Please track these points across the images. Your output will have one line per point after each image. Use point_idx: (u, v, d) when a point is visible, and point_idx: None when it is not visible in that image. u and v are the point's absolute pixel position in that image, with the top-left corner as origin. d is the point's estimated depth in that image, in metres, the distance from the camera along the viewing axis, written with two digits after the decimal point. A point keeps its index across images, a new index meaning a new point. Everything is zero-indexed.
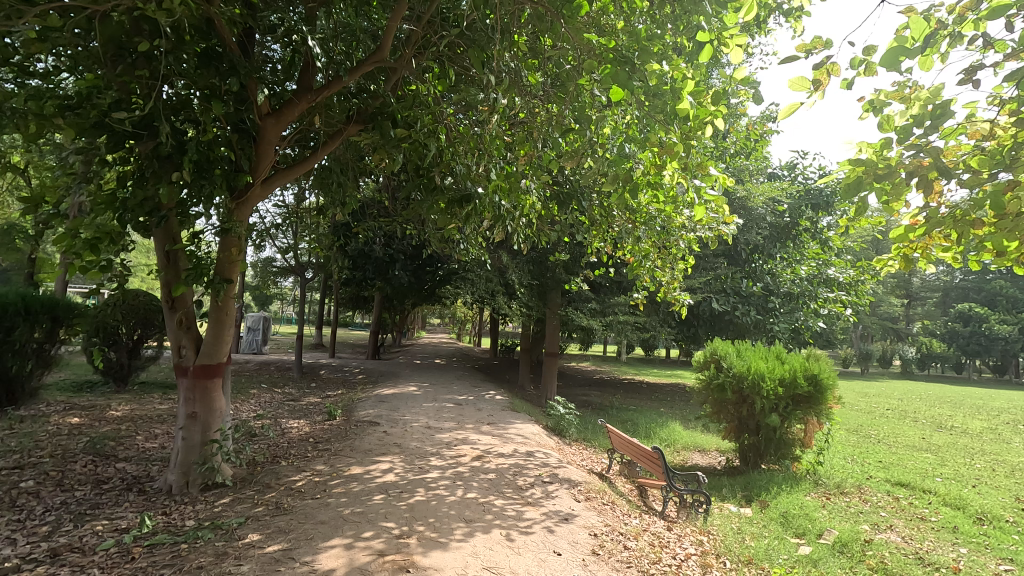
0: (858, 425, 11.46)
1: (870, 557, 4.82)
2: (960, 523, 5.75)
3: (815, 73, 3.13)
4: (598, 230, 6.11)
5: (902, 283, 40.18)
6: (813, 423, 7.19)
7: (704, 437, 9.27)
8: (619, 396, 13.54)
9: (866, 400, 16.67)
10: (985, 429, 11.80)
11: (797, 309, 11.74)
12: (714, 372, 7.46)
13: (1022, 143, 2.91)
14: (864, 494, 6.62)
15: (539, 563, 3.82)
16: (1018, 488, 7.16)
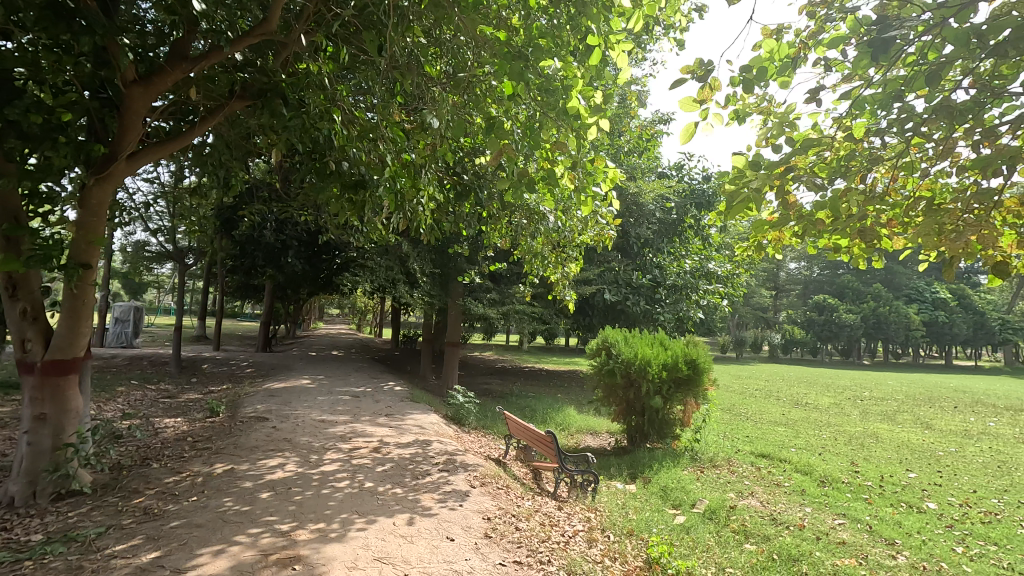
0: (730, 404, 12.69)
1: (733, 522, 5.40)
2: (807, 487, 6.59)
3: (698, 89, 3.37)
4: (496, 222, 6.20)
5: (771, 277, 44.78)
6: (691, 404, 7.84)
7: (596, 420, 9.78)
8: (519, 384, 13.89)
9: (740, 382, 18.45)
10: (832, 404, 13.56)
11: (682, 299, 12.53)
12: (605, 359, 7.90)
13: (856, 153, 3.34)
14: (731, 466, 7.35)
15: (431, 550, 3.86)
16: (853, 454, 8.32)
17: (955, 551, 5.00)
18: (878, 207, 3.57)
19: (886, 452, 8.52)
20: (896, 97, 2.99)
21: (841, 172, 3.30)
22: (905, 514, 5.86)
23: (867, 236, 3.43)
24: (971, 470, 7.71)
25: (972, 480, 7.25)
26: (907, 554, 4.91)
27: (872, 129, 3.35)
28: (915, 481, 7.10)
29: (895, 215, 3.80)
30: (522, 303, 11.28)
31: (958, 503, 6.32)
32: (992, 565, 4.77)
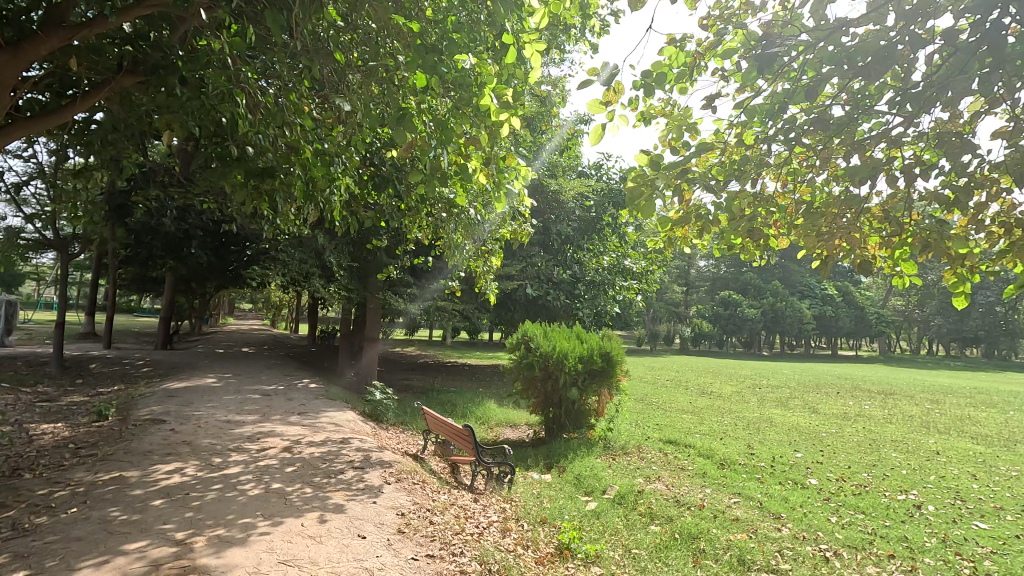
0: (643, 394, 13.34)
1: (641, 505, 5.70)
2: (708, 469, 7.07)
3: (604, 92, 3.50)
4: (414, 215, 6.11)
5: (684, 273, 47.34)
6: (604, 395, 8.17)
7: (515, 413, 9.94)
8: (440, 379, 13.81)
9: (654, 373, 19.41)
10: (734, 393, 14.60)
11: (599, 295, 13.05)
12: (524, 352, 8.04)
13: (747, 157, 3.59)
14: (641, 453, 7.74)
15: (341, 549, 3.77)
16: (749, 437, 9.03)
17: (830, 521, 5.58)
18: (763, 209, 3.87)
19: (777, 435, 9.32)
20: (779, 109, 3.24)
21: (733, 174, 3.54)
22: (790, 490, 6.45)
23: (756, 236, 3.72)
24: (847, 448, 8.60)
25: (847, 457, 8.10)
26: (790, 525, 5.41)
27: (761, 136, 3.61)
28: (800, 460, 7.82)
29: (780, 217, 4.15)
30: (443, 299, 11.22)
31: (835, 478, 7.04)
32: (859, 531, 5.37)
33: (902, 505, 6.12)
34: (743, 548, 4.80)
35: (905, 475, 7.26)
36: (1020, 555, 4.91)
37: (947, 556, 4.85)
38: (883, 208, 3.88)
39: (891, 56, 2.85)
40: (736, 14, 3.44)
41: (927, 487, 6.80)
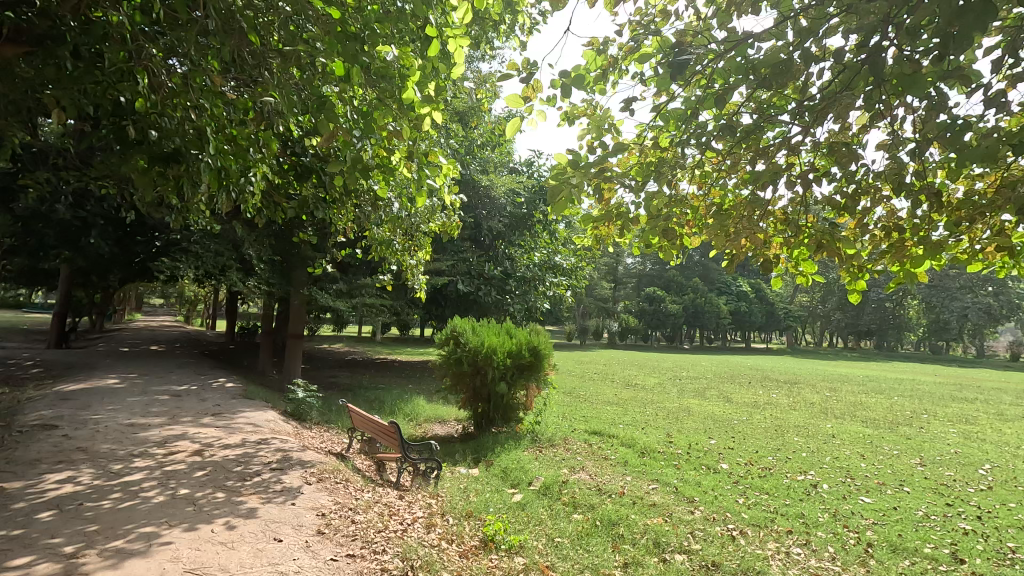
0: (571, 387, 13.69)
1: (565, 495, 5.85)
2: (629, 458, 7.38)
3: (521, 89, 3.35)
4: (338, 206, 5.92)
5: (612, 270, 48.78)
6: (532, 388, 8.32)
7: (445, 409, 9.91)
8: (369, 375, 13.50)
9: (582, 367, 19.93)
10: (657, 384, 15.28)
11: (530, 291, 13.08)
12: (453, 347, 8.01)
13: (663, 159, 3.75)
14: (567, 444, 7.95)
15: (255, 554, 3.62)
16: (669, 426, 9.50)
17: (737, 502, 5.98)
18: (678, 209, 4.06)
19: (694, 423, 9.86)
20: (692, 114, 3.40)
21: (650, 174, 3.68)
22: (703, 475, 6.86)
23: (670, 235, 3.91)
24: (755, 434, 9.25)
25: (755, 442, 8.71)
26: (702, 508, 5.76)
27: (677, 140, 3.77)
28: (714, 447, 8.32)
29: (694, 218, 4.38)
30: (372, 294, 10.97)
31: (744, 462, 7.56)
32: (762, 510, 5.79)
33: (801, 485, 6.66)
34: (659, 531, 5.06)
35: (804, 457, 7.90)
36: (896, 525, 5.49)
37: (836, 529, 5.34)
38: (785, 211, 4.19)
39: (791, 70, 3.05)
40: (654, 22, 3.58)
41: (823, 467, 7.45)
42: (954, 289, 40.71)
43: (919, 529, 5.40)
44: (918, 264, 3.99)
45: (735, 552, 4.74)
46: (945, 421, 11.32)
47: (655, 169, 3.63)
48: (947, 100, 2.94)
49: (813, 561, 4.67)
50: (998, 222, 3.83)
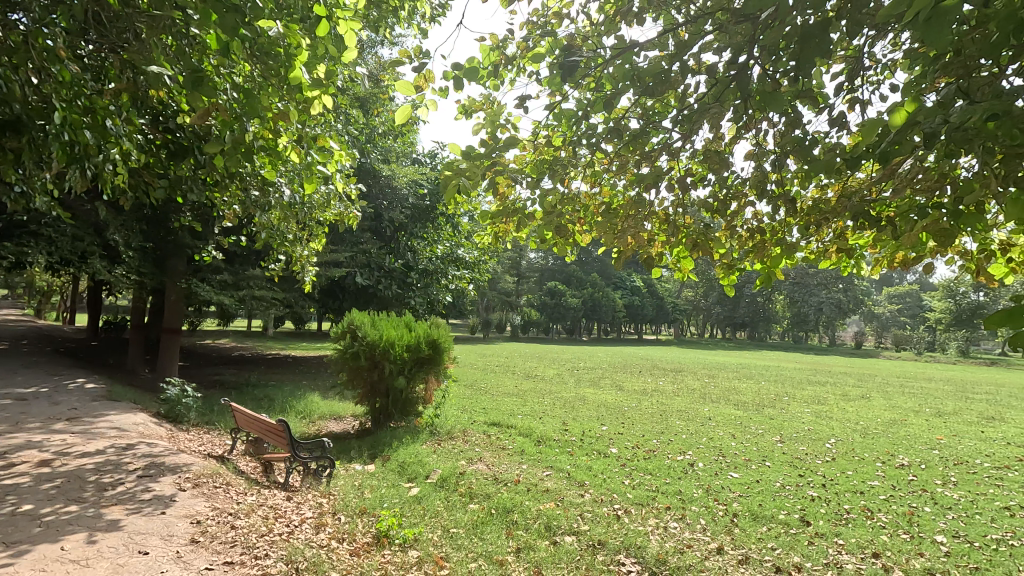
0: (473, 380, 13.81)
1: (462, 486, 5.90)
2: (526, 447, 7.59)
3: (414, 78, 3.29)
4: (218, 190, 5.45)
5: (515, 264, 49.56)
6: (432, 381, 8.27)
7: (341, 405, 9.57)
8: (258, 372, 12.68)
9: (484, 360, 20.15)
10: (555, 375, 15.84)
11: (432, 284, 12.99)
12: (349, 341, 7.73)
13: (556, 157, 3.83)
14: (466, 436, 8.03)
15: (114, 571, 3.29)
16: (564, 415, 9.89)
17: (624, 483, 6.38)
18: (570, 206, 4.20)
19: (588, 411, 10.36)
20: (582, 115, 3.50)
21: (543, 170, 3.75)
22: (594, 460, 7.23)
23: (563, 231, 4.02)
24: (643, 419, 9.90)
25: (642, 427, 9.33)
26: (592, 491, 6.07)
27: (569, 139, 3.87)
28: (605, 433, 8.80)
29: (585, 216, 4.56)
30: (261, 287, 10.29)
31: (631, 446, 8.07)
32: (645, 489, 6.23)
33: (680, 464, 7.24)
34: (551, 515, 5.26)
35: (684, 439, 8.60)
36: (757, 496, 6.14)
37: (708, 502, 5.87)
38: (666, 212, 4.48)
39: (672, 81, 3.24)
40: (549, 24, 3.66)
41: (699, 447, 8.15)
42: (813, 285, 46.15)
43: (776, 498, 6.09)
44: (776, 262, 4.46)
45: (620, 530, 5.05)
46: (801, 402, 12.84)
47: (548, 167, 3.72)
48: (801, 117, 3.29)
49: (686, 533, 5.10)
50: (839, 227, 4.38)
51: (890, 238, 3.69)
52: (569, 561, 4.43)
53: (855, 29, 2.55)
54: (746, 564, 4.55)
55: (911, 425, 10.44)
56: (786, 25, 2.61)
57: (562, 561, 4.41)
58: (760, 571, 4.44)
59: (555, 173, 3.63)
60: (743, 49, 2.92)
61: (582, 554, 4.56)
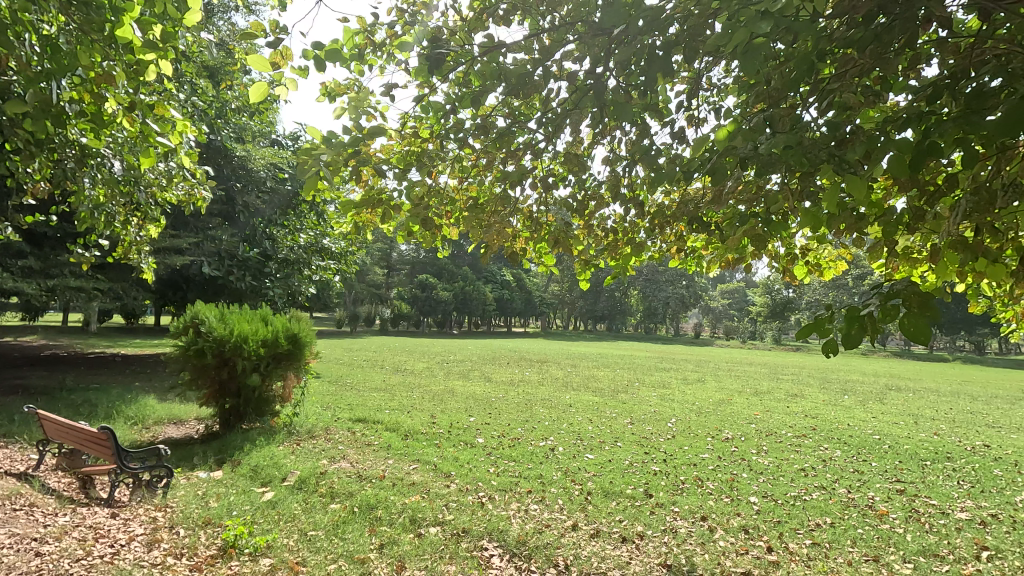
0: (338, 375, 13.22)
1: (322, 486, 5.65)
2: (392, 442, 7.48)
3: (268, 53, 3.01)
4: (18, 160, 4.56)
5: (385, 256, 48.15)
6: (290, 378, 7.76)
7: (183, 408, 8.62)
8: (75, 374, 10.93)
9: (350, 355, 19.43)
10: (424, 369, 15.76)
11: (293, 274, 11.73)
12: (192, 338, 6.92)
13: (424, 149, 3.72)
14: (328, 434, 7.70)
15: None
16: (432, 408, 9.90)
17: (488, 471, 6.57)
18: (438, 199, 4.17)
19: (456, 403, 10.47)
20: (449, 110, 3.43)
21: (409, 162, 3.64)
22: (461, 450, 7.34)
23: (430, 225, 3.94)
24: (508, 409, 10.26)
25: (507, 416, 9.66)
26: (457, 481, 6.16)
27: (437, 133, 3.79)
28: (472, 423, 8.96)
29: (452, 210, 4.57)
30: (78, 275, 8.87)
31: (497, 435, 8.33)
32: (509, 475, 6.48)
33: (541, 450, 7.63)
34: (416, 508, 5.25)
35: (546, 426, 9.06)
36: (609, 474, 6.69)
37: (565, 483, 6.26)
38: (530, 209, 4.65)
39: (540, 84, 3.30)
40: (418, 12, 3.57)
41: (560, 433, 8.65)
42: (661, 282, 51.09)
43: (625, 475, 6.69)
44: (627, 260, 4.85)
45: (483, 516, 5.21)
46: (649, 386, 14.19)
47: (415, 159, 3.62)
48: (651, 128, 3.57)
49: (545, 514, 5.40)
50: (679, 229, 4.89)
51: (719, 241, 4.20)
52: (433, 551, 4.46)
53: (691, 53, 2.83)
54: (597, 537, 4.93)
55: (735, 404, 12.06)
56: (640, 44, 2.79)
57: (426, 552, 4.43)
58: (609, 542, 4.85)
59: (423, 166, 3.53)
60: (600, 60, 3.08)
61: (446, 543, 4.61)
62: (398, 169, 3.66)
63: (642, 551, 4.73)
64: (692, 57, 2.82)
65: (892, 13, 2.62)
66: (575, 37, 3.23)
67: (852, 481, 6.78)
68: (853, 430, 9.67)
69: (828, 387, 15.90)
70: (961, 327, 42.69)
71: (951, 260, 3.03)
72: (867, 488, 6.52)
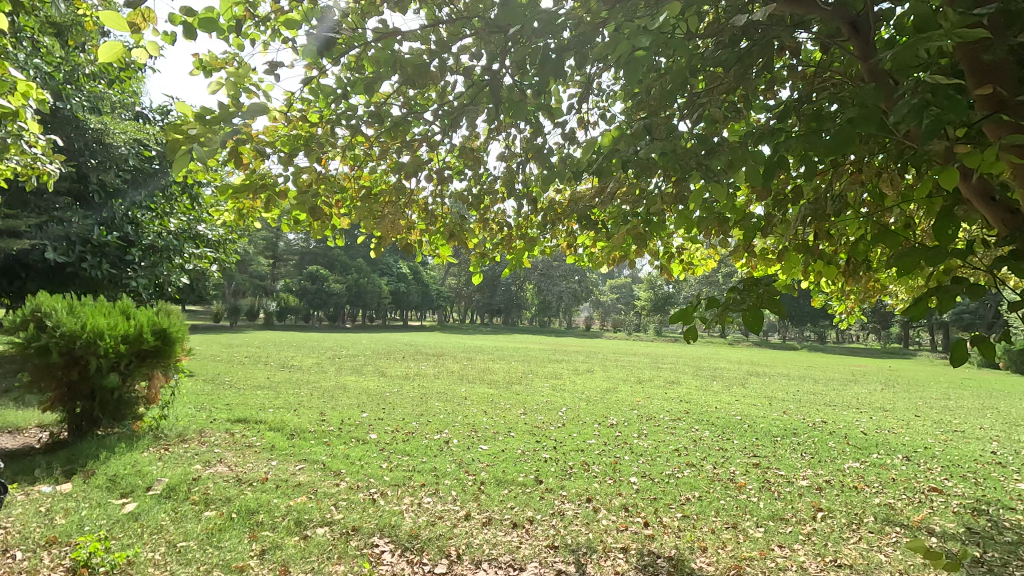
0: (214, 373, 12.20)
1: (194, 493, 5.21)
2: (276, 442, 7.09)
3: (127, 13, 2.66)
4: None
5: (271, 245, 44.97)
6: (158, 377, 7.05)
7: (21, 413, 7.51)
8: None
9: (230, 350, 18.03)
10: (314, 364, 15.05)
11: (161, 264, 9.25)
12: (34, 334, 5.97)
13: (313, 134, 3.50)
14: (202, 438, 7.14)
15: None
16: (322, 405, 9.50)
17: (380, 467, 6.45)
18: (328, 187, 3.96)
19: (348, 399, 10.13)
20: (340, 95, 3.26)
21: (296, 146, 3.42)
22: (352, 447, 7.14)
23: (319, 214, 3.73)
24: (403, 403, 10.11)
25: (402, 411, 9.53)
26: (348, 478, 5.99)
27: (326, 118, 3.59)
28: (365, 419, 8.73)
29: (344, 199, 4.39)
30: None
31: (390, 430, 8.19)
32: (402, 470, 6.41)
33: (436, 443, 7.63)
34: (302, 509, 5.03)
35: (441, 419, 9.06)
36: (501, 463, 6.85)
37: (459, 475, 6.33)
38: (426, 202, 4.60)
39: (437, 76, 3.21)
40: None
41: (454, 425, 8.69)
42: (556, 277, 52.88)
43: (517, 463, 6.89)
44: (522, 254, 4.98)
45: (374, 513, 5.12)
46: (542, 378, 14.67)
47: (303, 144, 3.40)
48: (544, 129, 3.68)
49: (438, 506, 5.42)
50: (570, 227, 5.10)
51: (606, 239, 4.45)
52: (320, 552, 4.31)
53: (580, 59, 2.95)
54: (489, 525, 5.05)
55: (620, 392, 12.86)
56: (534, 46, 2.84)
57: (313, 555, 4.26)
58: (500, 529, 4.98)
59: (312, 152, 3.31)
60: (497, 58, 3.11)
61: (334, 543, 4.47)
62: (283, 152, 3.41)
63: (531, 535, 4.91)
64: (582, 63, 2.95)
65: (752, 39, 2.93)
66: (471, 32, 3.22)
67: (717, 458, 7.54)
68: (720, 412, 10.73)
69: (701, 374, 17.48)
70: (808, 320, 48.83)
71: (795, 260, 3.47)
72: (729, 463, 7.30)
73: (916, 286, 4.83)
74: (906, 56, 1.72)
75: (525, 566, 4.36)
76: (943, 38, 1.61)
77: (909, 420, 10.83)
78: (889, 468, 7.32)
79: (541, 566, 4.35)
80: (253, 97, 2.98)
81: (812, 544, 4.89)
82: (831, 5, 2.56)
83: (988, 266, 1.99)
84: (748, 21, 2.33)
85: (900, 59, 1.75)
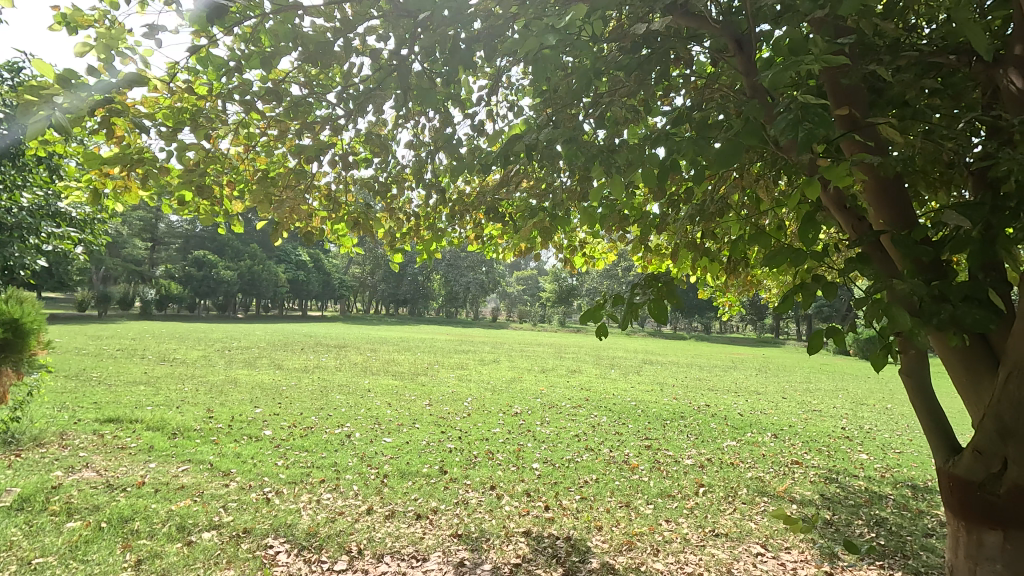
0: (79, 368, 10.87)
1: (54, 503, 4.64)
2: (155, 442, 6.50)
3: None
4: None
5: (149, 225, 40.47)
6: (7, 374, 6.09)
7: None
8: None
9: (98, 343, 16.11)
10: (199, 357, 13.88)
11: (8, 244, 7.56)
12: None
13: (200, 108, 3.15)
14: (63, 441, 6.37)
15: None
16: (209, 401, 8.82)
17: (276, 465, 6.12)
18: (218, 167, 3.62)
19: (240, 395, 9.48)
20: (232, 68, 2.97)
21: (181, 121, 3.08)
22: (244, 445, 6.72)
23: (207, 193, 3.38)
24: (301, 397, 9.65)
25: (299, 405, 9.09)
26: (238, 479, 5.62)
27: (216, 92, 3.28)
28: (259, 415, 8.24)
29: (237, 180, 4.06)
30: None
31: (287, 425, 7.81)
32: (300, 466, 6.14)
33: (337, 437, 7.38)
34: (185, 514, 4.66)
35: (343, 412, 8.77)
36: (405, 455, 6.78)
37: (361, 469, 6.18)
38: (328, 188, 4.39)
39: (344, 53, 3.03)
40: None
41: (357, 419, 8.45)
42: (464, 268, 52.74)
43: (421, 455, 6.84)
44: (430, 244, 4.90)
45: (268, 513, 4.87)
46: (449, 368, 14.68)
47: (188, 118, 3.06)
48: (452, 117, 3.65)
49: (338, 502, 5.26)
50: (478, 218, 5.11)
51: (513, 232, 4.51)
52: (206, 558, 4.03)
53: (490, 51, 2.96)
54: (391, 518, 4.98)
55: (524, 381, 13.17)
56: (446, 32, 2.79)
57: (197, 561, 3.98)
58: (404, 521, 4.94)
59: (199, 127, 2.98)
60: (406, 43, 3.03)
61: (222, 547, 4.19)
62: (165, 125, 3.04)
63: (435, 525, 4.92)
64: (491, 56, 2.96)
65: (650, 47, 3.10)
66: (379, 13, 3.10)
67: (613, 441, 7.99)
68: (617, 399, 11.34)
69: (600, 363, 18.40)
70: (697, 313, 52.91)
71: (686, 257, 3.72)
72: (624, 446, 7.76)
73: (785, 282, 5.41)
74: (781, 72, 1.90)
75: (428, 556, 4.36)
76: (811, 56, 1.82)
77: (778, 402, 12.13)
78: (760, 445, 8.16)
79: (444, 555, 4.38)
80: (127, 63, 2.61)
81: (695, 517, 5.35)
82: (717, 23, 2.78)
83: (840, 267, 2.28)
84: (647, 29, 2.46)
85: (776, 74, 1.95)
